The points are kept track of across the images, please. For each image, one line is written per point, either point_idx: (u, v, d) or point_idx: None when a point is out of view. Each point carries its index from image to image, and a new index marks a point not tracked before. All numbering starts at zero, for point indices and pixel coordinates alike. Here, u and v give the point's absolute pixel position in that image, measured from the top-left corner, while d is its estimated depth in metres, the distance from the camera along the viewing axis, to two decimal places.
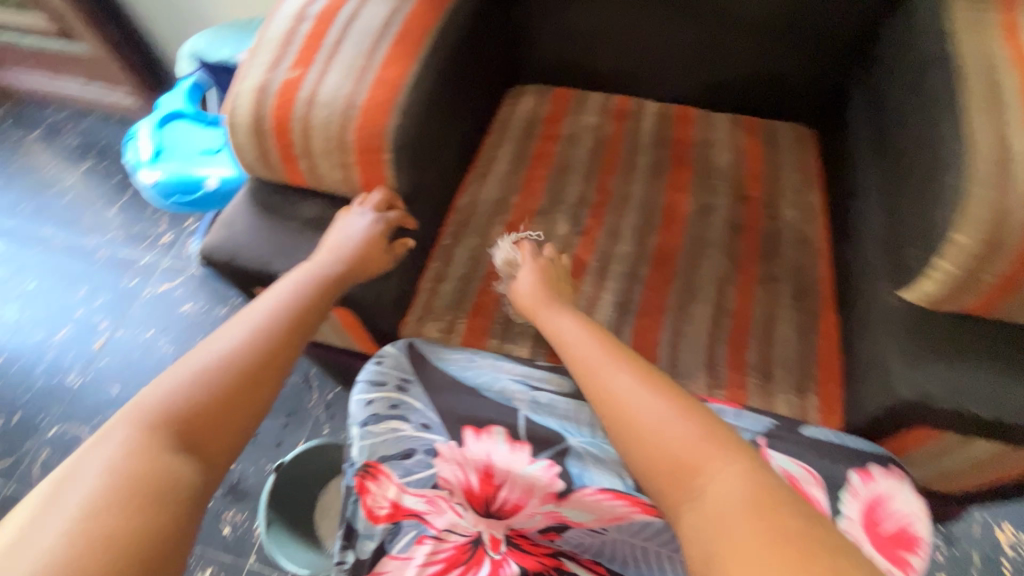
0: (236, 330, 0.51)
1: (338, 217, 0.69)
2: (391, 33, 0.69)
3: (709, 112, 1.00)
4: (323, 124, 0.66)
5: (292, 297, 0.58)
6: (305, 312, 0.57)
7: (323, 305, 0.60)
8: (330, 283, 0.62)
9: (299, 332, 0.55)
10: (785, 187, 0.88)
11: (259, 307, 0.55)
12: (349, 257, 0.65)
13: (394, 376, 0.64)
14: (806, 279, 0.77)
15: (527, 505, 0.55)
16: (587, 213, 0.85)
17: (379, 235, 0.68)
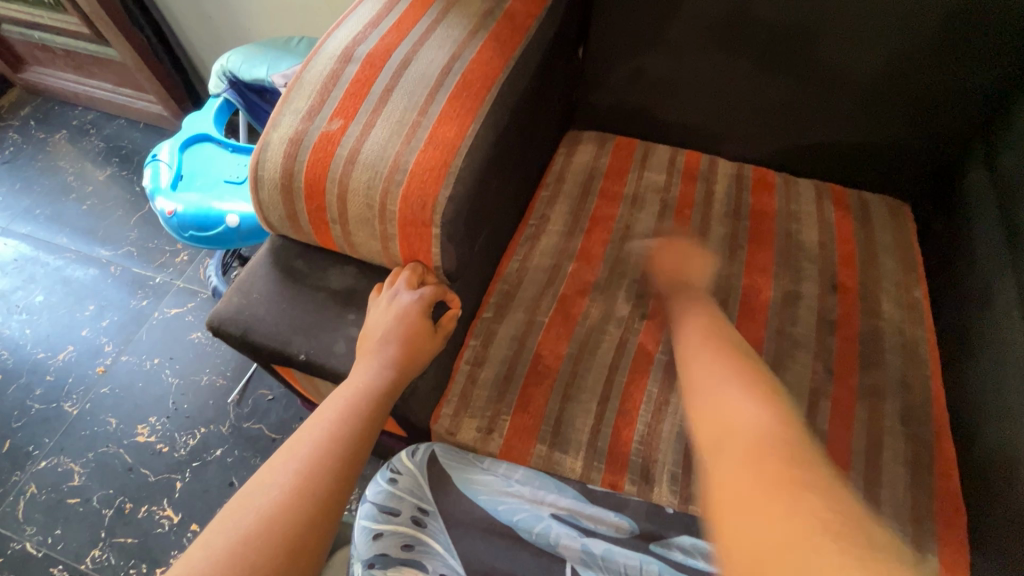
0: (280, 474, 0.43)
1: (370, 300, 0.60)
2: (448, 85, 0.59)
3: (790, 178, 0.88)
4: (363, 188, 0.56)
5: (340, 420, 0.48)
6: (354, 440, 0.47)
7: (373, 425, 0.49)
8: (381, 394, 0.52)
9: (355, 460, 0.46)
10: (884, 275, 0.76)
11: (306, 432, 0.47)
12: (398, 355, 0.55)
13: (409, 505, 0.58)
14: (915, 400, 0.65)
15: None
16: (652, 292, 0.74)
17: (416, 319, 0.57)
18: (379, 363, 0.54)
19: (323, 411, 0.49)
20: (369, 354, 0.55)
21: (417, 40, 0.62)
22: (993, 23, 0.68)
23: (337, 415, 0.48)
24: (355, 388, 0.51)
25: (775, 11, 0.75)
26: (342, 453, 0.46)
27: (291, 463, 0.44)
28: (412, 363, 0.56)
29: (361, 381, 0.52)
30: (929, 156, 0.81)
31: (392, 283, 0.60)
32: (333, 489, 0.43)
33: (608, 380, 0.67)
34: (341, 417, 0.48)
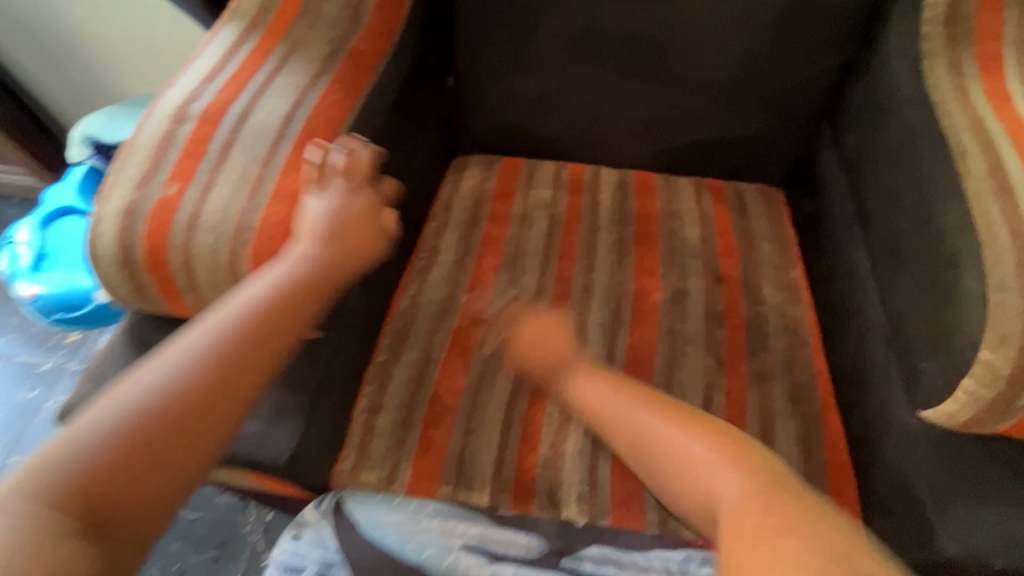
0: (184, 350, 0.42)
1: (302, 214, 0.54)
2: (291, 134, 0.57)
3: (670, 178, 0.91)
4: (209, 252, 0.53)
5: (265, 297, 0.47)
6: (275, 318, 0.46)
7: (232, 398, 0.41)
8: (247, 339, 0.43)
9: (267, 334, 0.45)
10: (763, 260, 0.80)
11: (137, 384, 0.39)
12: (335, 248, 0.53)
13: (312, 560, 0.59)
14: (801, 378, 0.68)
15: None
16: (547, 310, 0.74)
17: (341, 223, 0.55)
18: (254, 295, 0.46)
19: (167, 355, 0.41)
20: (319, 235, 0.53)
21: (255, 90, 0.60)
22: (815, 16, 0.73)
23: (178, 370, 0.40)
24: (217, 335, 0.43)
25: (623, 23, 0.78)
26: (185, 437, 0.39)
27: (103, 431, 0.37)
28: (301, 300, 0.48)
29: (230, 313, 0.45)
30: (788, 142, 0.85)
31: (326, 169, 0.56)
32: (155, 484, 0.37)
33: (509, 407, 0.66)
34: (186, 371, 0.41)
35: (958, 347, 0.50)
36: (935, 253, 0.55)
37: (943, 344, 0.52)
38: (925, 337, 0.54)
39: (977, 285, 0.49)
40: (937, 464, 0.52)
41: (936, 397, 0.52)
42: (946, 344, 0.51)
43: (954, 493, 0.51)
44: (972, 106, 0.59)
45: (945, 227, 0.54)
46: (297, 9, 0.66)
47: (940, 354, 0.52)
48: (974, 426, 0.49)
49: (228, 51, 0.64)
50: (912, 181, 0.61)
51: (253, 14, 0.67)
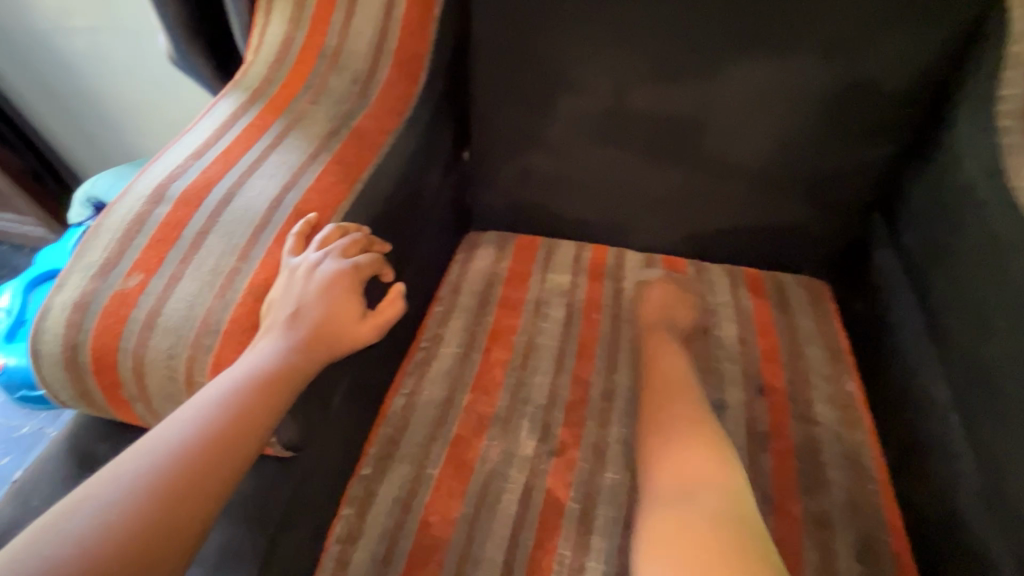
0: (121, 480, 0.35)
1: (282, 281, 0.47)
2: (277, 220, 0.50)
3: (702, 266, 0.82)
4: (163, 359, 0.45)
5: (220, 405, 0.40)
6: (230, 431, 0.39)
7: (189, 514, 0.35)
8: (215, 442, 0.38)
9: (223, 455, 0.38)
10: (811, 369, 0.69)
11: (78, 507, 0.33)
12: (310, 334, 0.45)
13: None
14: (867, 525, 0.56)
15: None
16: (560, 420, 0.64)
17: (334, 305, 0.47)
18: (227, 386, 0.41)
19: (119, 469, 0.36)
20: (287, 317, 0.45)
21: (245, 170, 0.54)
22: (869, 104, 0.66)
23: (132, 486, 0.35)
24: (182, 440, 0.38)
25: (655, 102, 0.71)
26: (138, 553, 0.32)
27: (36, 560, 0.30)
28: (281, 390, 0.42)
29: (197, 413, 0.39)
30: (837, 232, 0.77)
31: (323, 246, 0.49)
32: None
33: (511, 545, 0.55)
34: (143, 483, 0.35)
35: None
36: None
37: None
38: None
39: None
40: None
41: None
42: None
43: None
44: None
45: None
46: (303, 85, 0.62)
47: None
48: None
49: (223, 124, 0.58)
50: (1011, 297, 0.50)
51: (256, 87, 0.62)
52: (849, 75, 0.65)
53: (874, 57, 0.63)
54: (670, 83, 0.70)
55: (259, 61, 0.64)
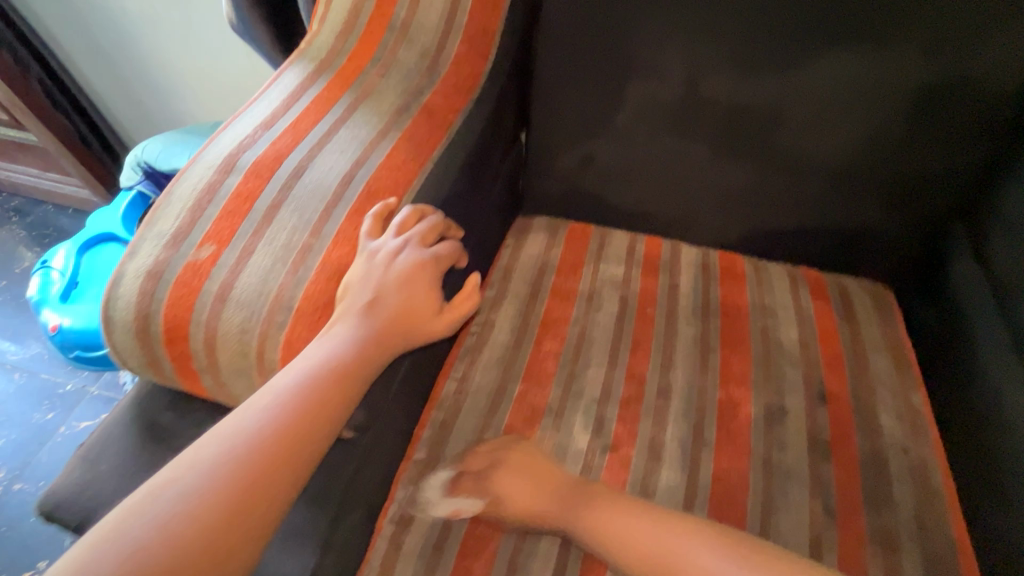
0: (205, 463, 0.34)
1: (360, 264, 0.46)
2: (350, 197, 0.49)
3: (762, 265, 0.79)
4: (236, 333, 0.44)
5: (299, 390, 0.39)
6: (308, 418, 0.38)
7: (264, 511, 0.34)
8: (291, 434, 0.37)
9: (302, 442, 0.37)
10: (876, 379, 0.66)
11: (164, 488, 0.33)
12: (389, 323, 0.45)
13: None
14: (935, 545, 0.54)
15: None
16: (614, 415, 0.63)
17: (412, 294, 0.47)
18: (302, 374, 0.40)
19: (202, 451, 0.35)
20: (368, 303, 0.45)
21: (315, 143, 0.52)
22: (964, 105, 0.62)
23: (216, 470, 0.34)
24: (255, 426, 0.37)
25: (731, 91, 0.68)
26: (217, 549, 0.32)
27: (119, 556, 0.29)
28: (356, 379, 0.42)
29: (270, 399, 0.38)
30: (909, 239, 0.73)
31: (402, 230, 0.48)
32: None
33: (565, 539, 0.54)
34: (225, 467, 0.34)
35: None
36: None
37: None
38: None
39: None
40: None
41: None
42: None
43: None
44: None
45: None
46: (371, 58, 0.60)
47: None
48: None
49: (291, 95, 0.57)
50: None
51: (323, 58, 0.60)
52: (947, 73, 0.61)
53: (977, 55, 0.59)
54: (749, 72, 0.66)
55: (326, 31, 0.62)
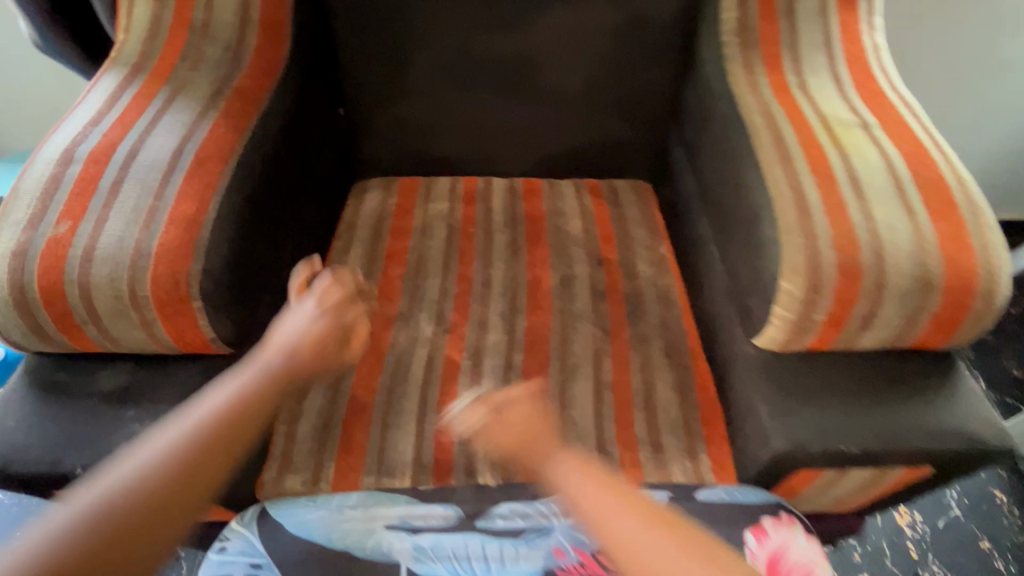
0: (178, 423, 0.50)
1: (284, 311, 0.64)
2: (182, 165, 0.61)
3: (553, 182, 1.01)
4: (106, 282, 0.55)
5: (247, 386, 0.55)
6: (251, 399, 0.53)
7: (200, 484, 0.47)
8: (233, 414, 0.52)
9: (246, 416, 0.52)
10: (636, 243, 0.91)
11: (150, 442, 0.49)
12: (304, 338, 0.60)
13: (241, 564, 0.57)
14: (673, 335, 0.79)
15: None
16: (451, 308, 0.81)
17: (317, 333, 0.60)
18: (248, 375, 0.56)
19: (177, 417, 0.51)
20: (282, 331, 0.60)
21: (143, 129, 0.63)
22: (645, 36, 0.88)
23: (181, 428, 0.50)
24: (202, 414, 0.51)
25: (490, 48, 0.89)
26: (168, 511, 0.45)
27: (89, 519, 0.43)
28: (285, 377, 0.57)
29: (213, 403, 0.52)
30: (645, 141, 0.99)
31: (303, 295, 0.64)
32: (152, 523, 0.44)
33: (422, 397, 0.71)
34: (189, 426, 0.50)
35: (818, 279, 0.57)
36: (756, 211, 0.64)
37: (789, 277, 0.58)
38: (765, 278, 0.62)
39: (798, 239, 0.59)
40: (789, 385, 0.60)
41: (805, 332, 0.59)
42: (777, 284, 0.59)
43: (793, 404, 0.59)
44: (761, 95, 0.73)
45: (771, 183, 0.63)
46: (178, 56, 0.71)
47: (782, 291, 0.59)
48: (793, 344, 0.61)
49: (111, 95, 0.67)
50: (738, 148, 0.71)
51: (135, 61, 0.70)
52: (626, 14, 0.87)
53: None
54: (498, 31, 0.88)
55: (132, 39, 0.72)
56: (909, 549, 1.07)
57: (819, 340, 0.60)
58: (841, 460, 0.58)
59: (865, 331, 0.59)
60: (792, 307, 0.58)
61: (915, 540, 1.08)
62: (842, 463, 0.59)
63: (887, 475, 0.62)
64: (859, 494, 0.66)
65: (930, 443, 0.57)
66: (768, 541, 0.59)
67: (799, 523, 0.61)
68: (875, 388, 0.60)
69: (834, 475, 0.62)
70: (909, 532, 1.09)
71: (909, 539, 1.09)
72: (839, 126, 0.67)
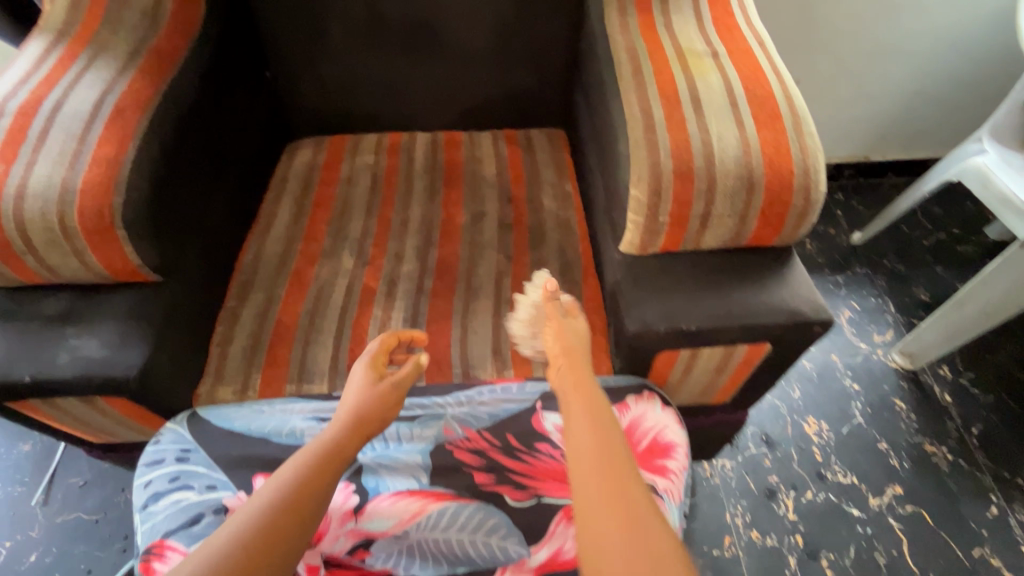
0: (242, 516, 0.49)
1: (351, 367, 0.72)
2: (103, 115, 0.69)
3: (472, 133, 1.10)
4: (38, 215, 0.63)
5: (299, 466, 0.54)
6: (305, 485, 0.52)
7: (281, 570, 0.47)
8: (299, 499, 0.51)
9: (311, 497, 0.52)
10: (543, 181, 1.00)
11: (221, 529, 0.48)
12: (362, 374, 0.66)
13: (172, 450, 0.67)
14: (569, 257, 0.88)
15: (329, 529, 0.60)
16: (370, 244, 0.90)
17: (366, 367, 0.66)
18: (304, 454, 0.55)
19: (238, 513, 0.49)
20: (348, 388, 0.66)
21: (67, 86, 0.71)
22: None
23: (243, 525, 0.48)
24: (271, 490, 0.51)
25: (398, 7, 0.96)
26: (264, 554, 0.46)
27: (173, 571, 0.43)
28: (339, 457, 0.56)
29: (271, 487, 0.52)
30: (553, 90, 1.07)
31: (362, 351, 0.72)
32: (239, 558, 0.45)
33: (341, 318, 0.81)
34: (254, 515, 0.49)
35: (660, 184, 0.66)
36: (618, 136, 0.74)
37: (637, 186, 0.67)
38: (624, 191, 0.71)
39: (644, 153, 0.68)
40: (644, 281, 0.70)
41: (655, 235, 0.69)
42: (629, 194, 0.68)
43: (643, 295, 0.69)
44: (630, 34, 0.81)
45: (627, 109, 0.72)
46: (98, 20, 0.78)
47: (632, 199, 0.68)
48: (647, 245, 0.70)
49: (38, 58, 0.74)
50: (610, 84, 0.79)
51: (60, 27, 0.77)
52: None
53: None
54: None
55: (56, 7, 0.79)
56: (814, 453, 1.19)
57: (667, 241, 0.70)
58: (684, 340, 0.68)
59: (703, 229, 0.68)
60: (640, 212, 0.67)
61: (821, 446, 1.20)
62: (685, 345, 0.69)
63: (731, 357, 0.73)
64: (717, 377, 0.77)
65: (751, 319, 0.67)
66: (627, 412, 0.69)
67: (657, 399, 0.71)
68: (715, 280, 0.69)
69: (689, 358, 0.73)
70: (816, 439, 1.21)
71: (816, 445, 1.20)
72: (691, 57, 0.76)
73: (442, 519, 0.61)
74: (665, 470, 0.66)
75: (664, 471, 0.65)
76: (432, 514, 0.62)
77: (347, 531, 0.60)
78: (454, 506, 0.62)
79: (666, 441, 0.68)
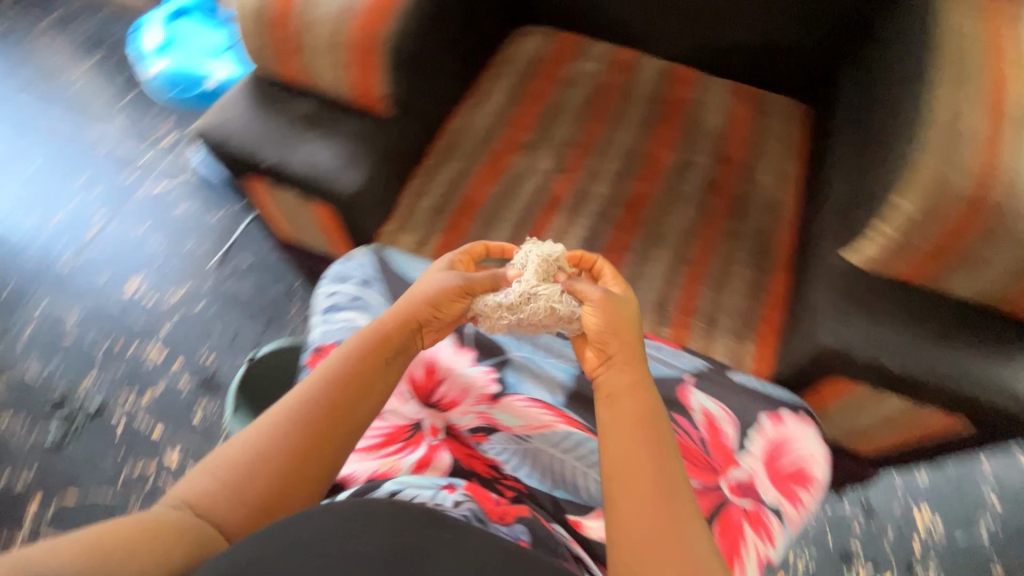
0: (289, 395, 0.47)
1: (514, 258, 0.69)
2: None
3: (706, 74, 1.00)
4: (321, 17, 0.67)
5: (357, 350, 0.51)
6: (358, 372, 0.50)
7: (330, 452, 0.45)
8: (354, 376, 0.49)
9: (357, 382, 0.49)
10: (767, 153, 0.91)
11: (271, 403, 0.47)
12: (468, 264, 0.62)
13: (359, 274, 0.73)
14: (768, 241, 0.81)
15: (462, 403, 0.64)
16: (571, 152, 0.88)
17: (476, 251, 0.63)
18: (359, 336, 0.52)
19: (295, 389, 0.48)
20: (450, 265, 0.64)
21: None
22: None
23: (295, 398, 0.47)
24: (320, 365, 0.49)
25: None
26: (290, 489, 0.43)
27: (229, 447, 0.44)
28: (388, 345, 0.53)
29: (324, 364, 0.50)
30: (817, 57, 0.94)
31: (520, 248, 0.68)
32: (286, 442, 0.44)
33: (524, 213, 0.82)
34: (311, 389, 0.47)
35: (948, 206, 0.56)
36: (906, 133, 0.63)
37: (909, 197, 0.58)
38: (888, 196, 0.62)
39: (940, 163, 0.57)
40: (860, 300, 0.63)
41: (901, 256, 0.61)
42: (895, 203, 0.60)
43: (852, 315, 0.63)
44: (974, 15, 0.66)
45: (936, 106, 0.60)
46: None
47: (896, 209, 0.59)
48: (884, 263, 0.63)
49: None
50: (918, 69, 0.67)
51: None
52: None
53: None
54: None
55: None
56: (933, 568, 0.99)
57: (911, 268, 0.61)
58: (879, 378, 0.62)
59: (964, 271, 0.59)
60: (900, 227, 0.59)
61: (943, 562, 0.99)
62: (876, 382, 0.63)
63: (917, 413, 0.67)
64: (885, 424, 0.72)
65: (970, 389, 0.59)
66: (780, 427, 0.64)
67: (813, 426, 0.65)
68: (943, 331, 0.61)
69: (867, 396, 0.67)
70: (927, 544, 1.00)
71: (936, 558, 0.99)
72: None
73: (563, 441, 0.62)
74: (798, 502, 0.60)
75: (797, 502, 0.60)
76: (555, 432, 0.62)
77: (476, 411, 0.63)
78: (578, 435, 0.62)
79: (809, 474, 0.62)
